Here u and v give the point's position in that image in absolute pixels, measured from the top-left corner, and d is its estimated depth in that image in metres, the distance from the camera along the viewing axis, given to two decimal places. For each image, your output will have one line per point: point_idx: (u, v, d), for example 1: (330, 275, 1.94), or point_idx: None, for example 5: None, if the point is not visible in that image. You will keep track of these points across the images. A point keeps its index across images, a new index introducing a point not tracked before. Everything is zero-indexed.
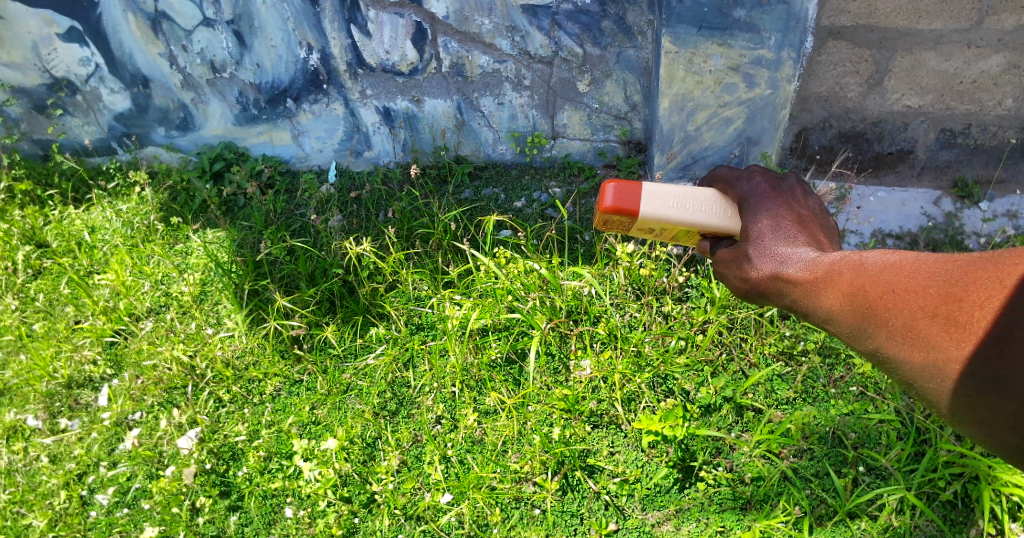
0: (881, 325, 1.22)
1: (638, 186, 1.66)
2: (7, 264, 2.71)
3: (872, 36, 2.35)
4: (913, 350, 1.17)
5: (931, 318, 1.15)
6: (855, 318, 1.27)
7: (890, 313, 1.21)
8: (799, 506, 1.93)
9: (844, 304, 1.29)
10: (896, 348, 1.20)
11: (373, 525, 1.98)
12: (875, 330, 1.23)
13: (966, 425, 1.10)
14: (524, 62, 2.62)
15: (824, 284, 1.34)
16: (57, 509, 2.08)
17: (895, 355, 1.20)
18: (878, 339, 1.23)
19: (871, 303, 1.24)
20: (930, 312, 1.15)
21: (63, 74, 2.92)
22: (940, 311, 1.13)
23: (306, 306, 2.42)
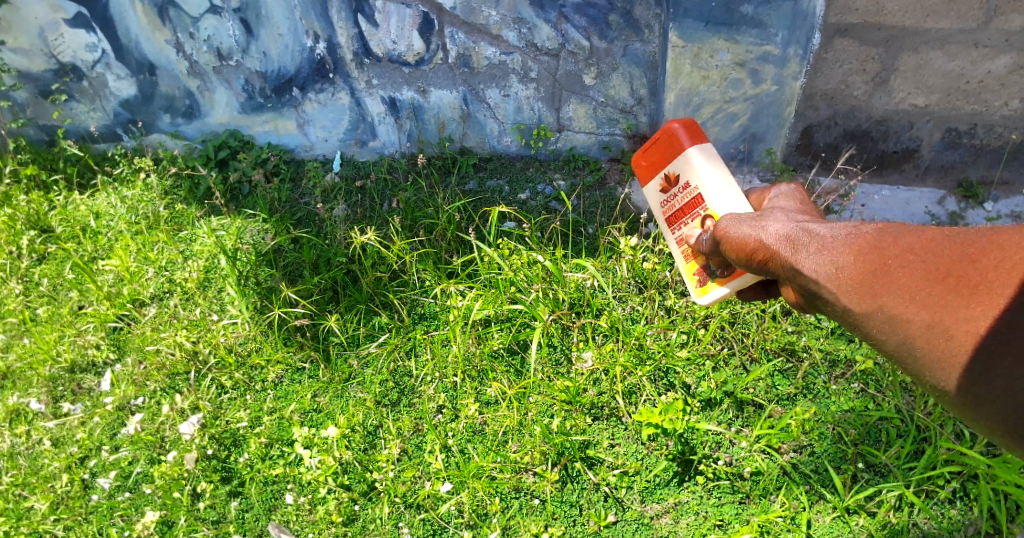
0: (891, 285, 1.23)
1: (702, 138, 1.82)
2: (11, 248, 2.72)
3: (879, 34, 2.34)
4: (924, 311, 1.18)
5: (947, 282, 1.17)
6: (862, 278, 1.26)
7: (905, 273, 1.22)
8: (797, 500, 1.94)
9: (855, 262, 1.28)
10: (904, 311, 1.20)
11: (373, 513, 1.98)
12: (884, 290, 1.23)
13: (966, 394, 1.11)
14: (531, 54, 2.62)
15: (839, 243, 1.33)
16: (59, 492, 2.09)
17: (902, 316, 1.20)
18: (885, 299, 1.23)
19: (885, 263, 1.25)
20: (945, 275, 1.18)
21: (70, 60, 2.92)
22: (956, 274, 1.17)
23: (311, 295, 2.45)
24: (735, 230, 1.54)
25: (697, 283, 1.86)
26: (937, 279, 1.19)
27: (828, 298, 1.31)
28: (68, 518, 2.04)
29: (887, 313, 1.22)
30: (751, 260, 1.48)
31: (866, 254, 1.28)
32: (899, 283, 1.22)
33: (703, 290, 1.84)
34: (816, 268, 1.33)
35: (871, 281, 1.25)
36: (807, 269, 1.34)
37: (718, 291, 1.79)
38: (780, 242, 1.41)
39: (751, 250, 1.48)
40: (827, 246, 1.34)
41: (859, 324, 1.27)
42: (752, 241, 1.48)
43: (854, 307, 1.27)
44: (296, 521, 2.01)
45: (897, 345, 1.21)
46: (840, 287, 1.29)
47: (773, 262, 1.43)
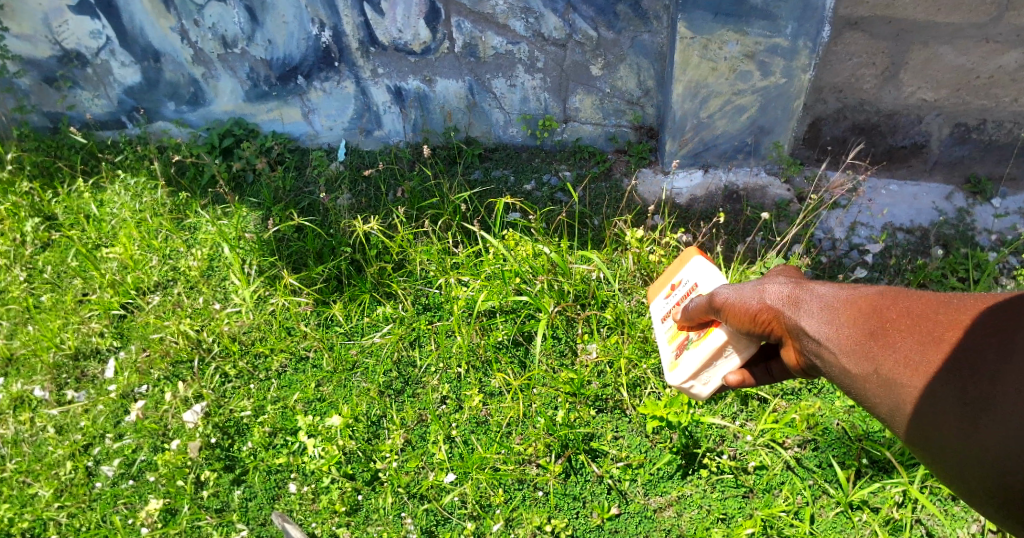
0: (886, 349, 1.15)
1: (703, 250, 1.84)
2: (15, 235, 2.72)
3: (889, 28, 2.32)
4: (916, 375, 1.09)
5: (938, 348, 1.08)
6: (860, 342, 1.19)
7: (902, 338, 1.14)
8: (801, 495, 1.94)
9: (854, 326, 1.22)
10: (897, 375, 1.12)
11: (377, 503, 1.98)
12: (880, 353, 1.16)
13: (950, 457, 1.00)
14: (538, 44, 2.60)
15: (842, 306, 1.27)
16: (63, 479, 2.10)
17: (896, 381, 1.12)
18: (881, 362, 1.15)
19: (883, 328, 1.18)
20: (938, 341, 1.09)
21: (74, 46, 2.91)
22: (948, 340, 1.08)
23: (315, 284, 2.46)
24: (734, 294, 1.47)
25: (674, 359, 1.73)
26: (930, 343, 1.10)
27: (831, 361, 1.24)
28: (72, 506, 2.04)
29: (882, 375, 1.14)
30: (753, 324, 1.43)
31: (866, 318, 1.21)
32: (894, 347, 1.14)
33: (677, 365, 1.70)
34: (818, 330, 1.27)
35: (869, 344, 1.18)
36: (810, 331, 1.28)
37: (687, 361, 1.64)
38: (785, 304, 1.36)
39: (754, 311, 1.41)
40: (830, 308, 1.28)
41: (857, 387, 1.19)
42: (755, 303, 1.41)
43: (852, 369, 1.19)
44: (299, 510, 2.01)
45: (891, 409, 1.13)
46: (840, 348, 1.23)
47: (778, 325, 1.38)
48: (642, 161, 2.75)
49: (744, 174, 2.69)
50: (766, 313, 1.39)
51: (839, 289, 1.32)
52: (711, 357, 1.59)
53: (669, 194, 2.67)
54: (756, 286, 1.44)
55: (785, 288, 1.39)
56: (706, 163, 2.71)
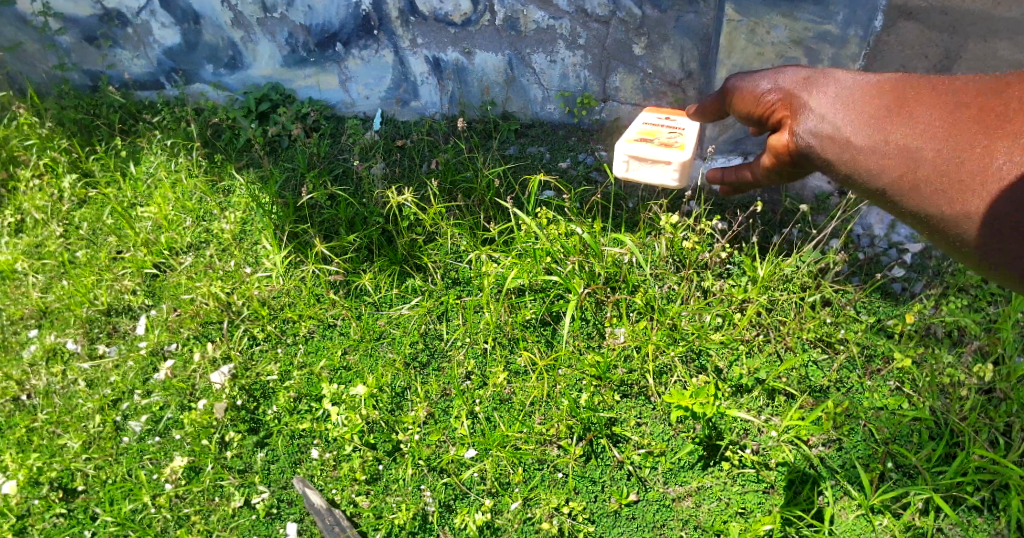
0: (903, 116, 1.33)
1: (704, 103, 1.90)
2: (54, 190, 2.77)
3: (945, 19, 2.20)
4: (935, 141, 1.26)
5: (963, 111, 1.24)
6: (877, 115, 1.37)
7: (921, 109, 1.31)
8: (822, 495, 1.90)
9: (875, 99, 1.40)
10: (912, 142, 1.29)
11: (396, 473, 2.00)
12: (895, 124, 1.33)
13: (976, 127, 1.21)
14: (580, 20, 2.55)
15: (857, 85, 1.46)
16: (92, 432, 2.14)
17: (910, 149, 1.29)
18: (893, 132, 1.33)
19: (901, 101, 1.36)
20: (964, 106, 1.25)
21: (115, 6, 2.92)
22: (975, 105, 1.23)
23: (345, 252, 2.45)
24: (748, 81, 1.68)
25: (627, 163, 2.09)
26: (959, 110, 1.24)
27: (852, 143, 1.40)
28: (99, 458, 2.08)
29: (894, 146, 1.32)
30: (757, 106, 1.66)
31: (884, 95, 1.40)
32: (909, 115, 1.32)
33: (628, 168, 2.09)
34: (835, 112, 1.45)
35: (885, 115, 1.36)
36: (825, 112, 1.46)
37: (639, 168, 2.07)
38: (797, 84, 1.57)
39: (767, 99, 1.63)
40: (843, 88, 1.47)
41: (857, 157, 1.38)
42: (771, 94, 1.62)
43: (863, 142, 1.38)
44: (320, 476, 2.02)
45: (895, 178, 1.31)
46: (854, 129, 1.40)
47: (784, 104, 1.59)
48: None
49: None
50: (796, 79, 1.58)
51: (855, 76, 1.50)
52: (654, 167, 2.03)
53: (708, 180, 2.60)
54: (768, 74, 1.65)
55: (798, 74, 1.60)
56: (746, 150, 2.63)
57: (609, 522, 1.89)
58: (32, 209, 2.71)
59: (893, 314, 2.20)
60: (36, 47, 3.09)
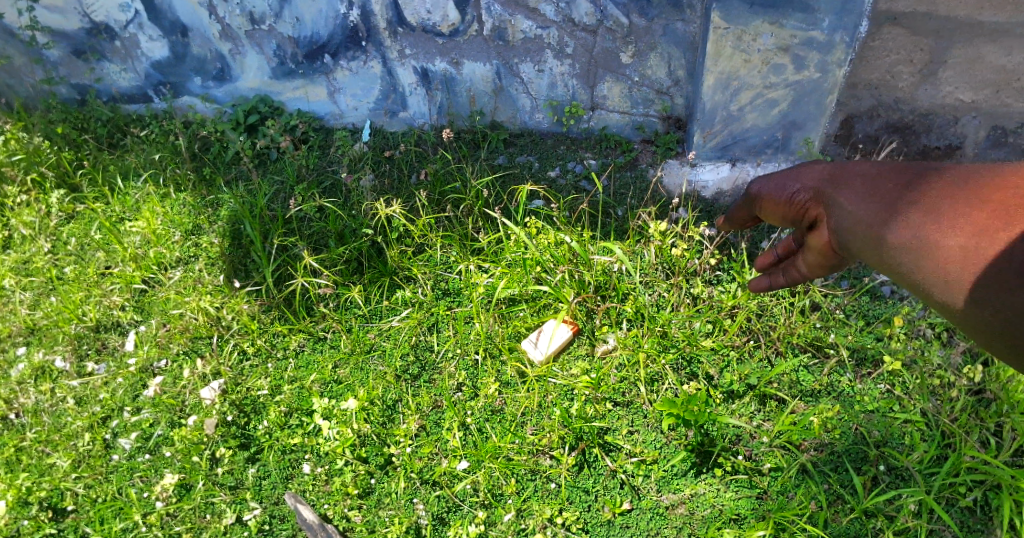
0: (930, 212, 1.19)
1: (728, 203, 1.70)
2: (42, 206, 2.76)
3: (932, 24, 2.24)
4: (960, 237, 1.14)
5: (990, 209, 1.13)
6: (900, 207, 1.23)
7: (947, 202, 1.18)
8: (815, 500, 1.90)
9: (896, 191, 1.25)
10: (941, 240, 1.16)
11: (389, 487, 1.99)
12: (923, 218, 1.19)
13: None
14: (568, 29, 2.56)
15: (882, 176, 1.29)
16: (81, 450, 2.12)
17: (937, 245, 1.17)
18: (922, 228, 1.19)
19: (929, 193, 1.21)
20: (986, 203, 1.14)
21: (103, 19, 2.90)
22: (996, 201, 1.13)
23: (335, 265, 2.44)
24: (773, 184, 1.48)
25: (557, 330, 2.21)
26: (979, 206, 1.15)
27: (863, 232, 1.26)
28: (89, 477, 2.07)
29: (923, 242, 1.18)
30: (789, 208, 1.44)
31: (909, 186, 1.24)
32: (937, 211, 1.18)
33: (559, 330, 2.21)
34: (854, 201, 1.29)
35: (910, 211, 1.21)
36: (847, 205, 1.30)
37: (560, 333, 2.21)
38: (824, 181, 1.37)
39: (792, 195, 1.42)
40: (870, 181, 1.29)
41: (892, 255, 1.22)
42: (794, 188, 1.42)
43: (889, 237, 1.22)
44: (312, 491, 2.01)
45: (927, 274, 1.18)
46: (875, 219, 1.25)
47: (816, 202, 1.38)
48: (669, 153, 2.71)
49: (772, 170, 2.63)
50: (816, 176, 1.39)
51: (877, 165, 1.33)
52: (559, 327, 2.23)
53: (695, 187, 2.64)
54: (790, 174, 1.45)
55: (821, 169, 1.40)
56: (734, 156, 2.65)
57: (602, 531, 1.89)
58: (19, 225, 2.70)
59: (881, 317, 2.22)
60: (22, 61, 3.08)
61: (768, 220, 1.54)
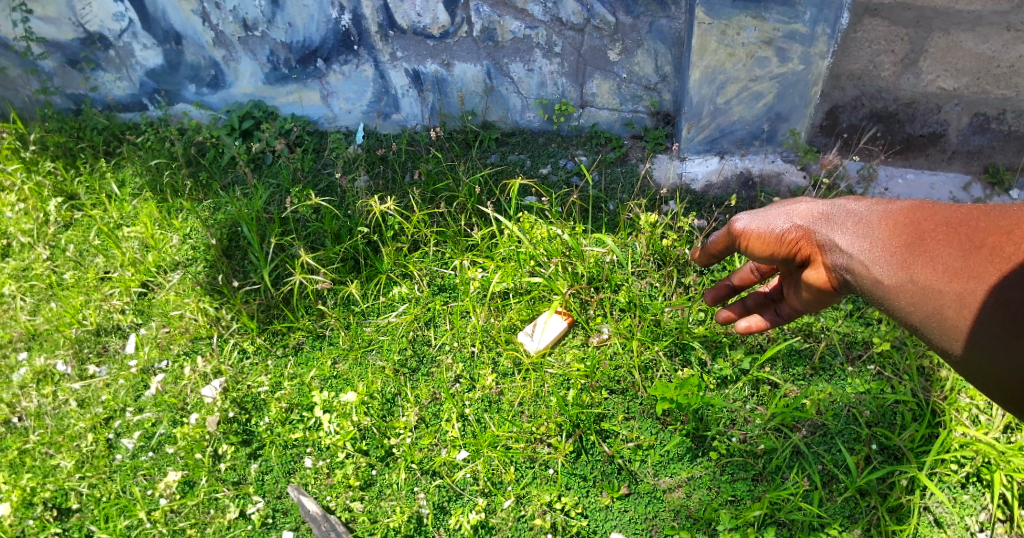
0: (924, 258, 1.28)
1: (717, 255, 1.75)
2: (40, 214, 2.78)
3: (909, 14, 2.30)
4: (956, 283, 1.25)
5: (981, 255, 1.23)
6: (896, 252, 1.32)
7: (938, 247, 1.28)
8: (809, 479, 1.95)
9: (890, 234, 1.34)
10: (936, 283, 1.27)
11: (390, 478, 2.03)
12: (917, 263, 1.29)
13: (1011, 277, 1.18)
14: (556, 28, 2.61)
15: (874, 218, 1.37)
16: (85, 451, 2.15)
17: (933, 288, 1.27)
18: (917, 272, 1.28)
19: (922, 239, 1.30)
20: (978, 248, 1.24)
21: (97, 29, 2.93)
22: (989, 247, 1.23)
23: (332, 263, 2.47)
24: (759, 222, 1.53)
25: (553, 320, 2.26)
26: (968, 252, 1.25)
27: (862, 274, 1.35)
28: (93, 476, 2.10)
29: (918, 285, 1.29)
30: (779, 246, 1.51)
31: (903, 230, 1.33)
32: (932, 257, 1.28)
33: (556, 320, 2.26)
34: (849, 242, 1.37)
35: (906, 254, 1.31)
36: (842, 246, 1.38)
37: (556, 326, 2.25)
38: (816, 220, 1.44)
39: (782, 231, 1.49)
40: (863, 223, 1.38)
41: (890, 296, 1.32)
42: (783, 225, 1.49)
43: (886, 281, 1.32)
44: (315, 484, 2.05)
45: (925, 316, 1.29)
46: (873, 262, 1.33)
47: (808, 243, 1.46)
48: (659, 147, 2.77)
49: (759, 161, 2.70)
50: (808, 217, 1.45)
51: (866, 203, 1.42)
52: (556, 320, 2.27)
53: (685, 180, 2.70)
54: (779, 210, 1.51)
55: (811, 208, 1.47)
56: (722, 149, 2.72)
57: (601, 516, 1.93)
58: (17, 233, 2.72)
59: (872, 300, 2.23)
60: (18, 72, 3.10)
61: (752, 257, 1.61)
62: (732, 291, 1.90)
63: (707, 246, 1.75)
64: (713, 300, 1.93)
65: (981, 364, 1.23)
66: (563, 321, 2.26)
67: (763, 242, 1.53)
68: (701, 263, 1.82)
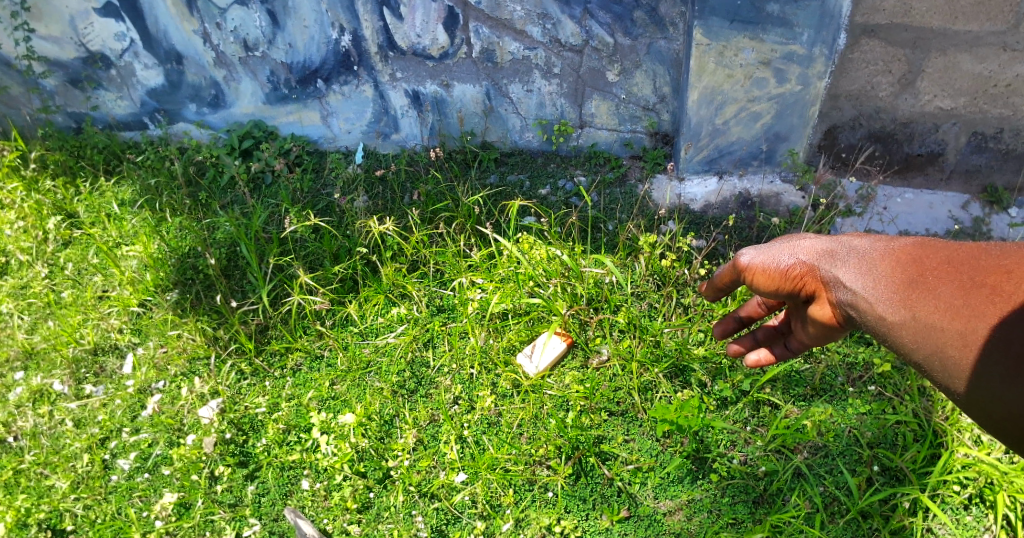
0: (925, 295, 1.28)
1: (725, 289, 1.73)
2: (39, 232, 2.78)
3: (907, 35, 2.31)
4: (956, 321, 1.24)
5: (981, 293, 1.23)
6: (898, 289, 1.32)
7: (940, 285, 1.28)
8: (811, 501, 1.93)
9: (892, 271, 1.34)
10: (937, 321, 1.26)
11: (388, 501, 2.01)
12: (919, 300, 1.29)
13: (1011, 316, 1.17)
14: (555, 50, 2.62)
15: (877, 255, 1.38)
16: (80, 471, 2.13)
17: (934, 326, 1.26)
18: (919, 308, 1.28)
19: (923, 276, 1.30)
20: (979, 287, 1.24)
21: (98, 48, 2.95)
22: (990, 286, 1.23)
23: (330, 283, 2.47)
24: (763, 258, 1.54)
25: (552, 341, 2.25)
26: (969, 290, 1.24)
27: (865, 309, 1.35)
28: (88, 498, 2.08)
29: (920, 322, 1.28)
30: (785, 281, 1.51)
31: (905, 267, 1.33)
32: (933, 294, 1.28)
33: (555, 341, 2.25)
34: (852, 278, 1.38)
35: (908, 291, 1.31)
36: (846, 282, 1.39)
37: (556, 348, 2.24)
38: (820, 255, 1.45)
39: (786, 267, 1.50)
40: (866, 260, 1.38)
41: (893, 333, 1.31)
42: (787, 260, 1.50)
43: (889, 317, 1.31)
44: (311, 507, 2.03)
45: (928, 353, 1.28)
46: (875, 297, 1.33)
47: (814, 279, 1.46)
48: (657, 167, 2.78)
49: (758, 182, 2.71)
50: (812, 253, 1.47)
51: (870, 240, 1.43)
52: (555, 341, 2.25)
53: (683, 200, 2.70)
54: (784, 246, 1.52)
55: (815, 243, 1.48)
56: (721, 169, 2.72)
57: None
58: (16, 251, 2.72)
59: None
60: (19, 90, 3.12)
61: (757, 292, 1.60)
62: (740, 325, 1.87)
63: (711, 279, 1.74)
64: (721, 334, 1.89)
65: (983, 405, 1.19)
66: (563, 342, 2.25)
67: (767, 278, 1.54)
68: (707, 297, 1.81)
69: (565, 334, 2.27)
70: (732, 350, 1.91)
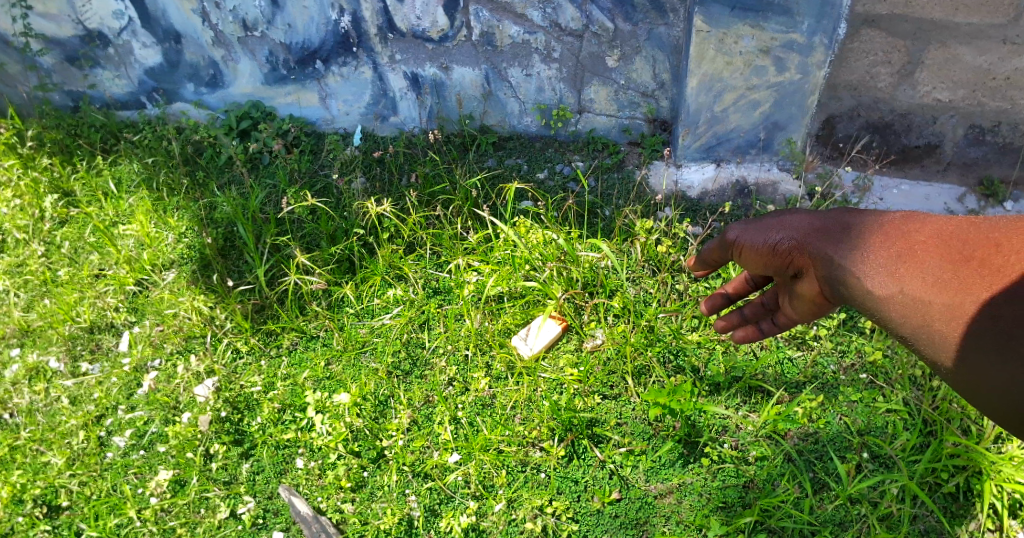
0: (914, 270, 1.29)
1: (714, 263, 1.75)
2: (35, 210, 2.77)
3: (907, 26, 2.31)
4: (944, 295, 1.24)
5: (969, 268, 1.23)
6: (886, 264, 1.32)
7: (929, 259, 1.29)
8: (799, 486, 1.96)
9: (881, 246, 1.34)
10: (925, 295, 1.27)
11: (382, 480, 2.02)
12: (908, 275, 1.29)
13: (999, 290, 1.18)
14: (555, 34, 2.62)
15: (865, 230, 1.38)
16: (75, 448, 2.14)
17: (922, 300, 1.27)
18: (908, 283, 1.29)
19: (912, 250, 1.31)
20: (967, 261, 1.24)
21: (96, 26, 2.93)
22: (978, 260, 1.23)
23: (327, 264, 2.48)
24: (752, 235, 1.56)
25: (547, 324, 2.27)
26: (958, 265, 1.25)
27: (853, 285, 1.36)
28: (83, 474, 2.09)
29: (909, 297, 1.29)
30: (773, 257, 1.53)
31: (894, 242, 1.34)
32: (922, 269, 1.28)
33: (550, 324, 2.27)
34: (840, 254, 1.38)
35: (896, 266, 1.31)
36: (834, 257, 1.39)
37: (550, 330, 2.26)
38: (810, 231, 1.46)
39: (775, 244, 1.52)
40: (855, 235, 1.39)
41: (881, 308, 1.32)
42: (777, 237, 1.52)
43: (877, 292, 1.32)
44: (306, 485, 2.05)
45: (915, 327, 1.29)
46: (863, 273, 1.34)
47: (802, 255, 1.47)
48: (655, 154, 2.77)
49: (755, 170, 2.70)
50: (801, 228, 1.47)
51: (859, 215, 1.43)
52: (550, 325, 2.27)
53: (680, 187, 2.70)
54: (775, 223, 1.53)
55: (805, 219, 1.49)
56: (719, 157, 2.73)
57: (592, 521, 1.93)
58: (13, 229, 2.72)
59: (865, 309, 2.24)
60: (16, 68, 3.10)
61: (746, 266, 1.63)
62: (727, 302, 1.87)
63: (699, 253, 1.76)
64: (709, 310, 1.91)
65: (970, 378, 1.20)
66: (558, 326, 2.27)
67: (757, 255, 1.56)
68: (696, 272, 1.82)
69: (560, 318, 2.29)
70: (720, 326, 1.92)
